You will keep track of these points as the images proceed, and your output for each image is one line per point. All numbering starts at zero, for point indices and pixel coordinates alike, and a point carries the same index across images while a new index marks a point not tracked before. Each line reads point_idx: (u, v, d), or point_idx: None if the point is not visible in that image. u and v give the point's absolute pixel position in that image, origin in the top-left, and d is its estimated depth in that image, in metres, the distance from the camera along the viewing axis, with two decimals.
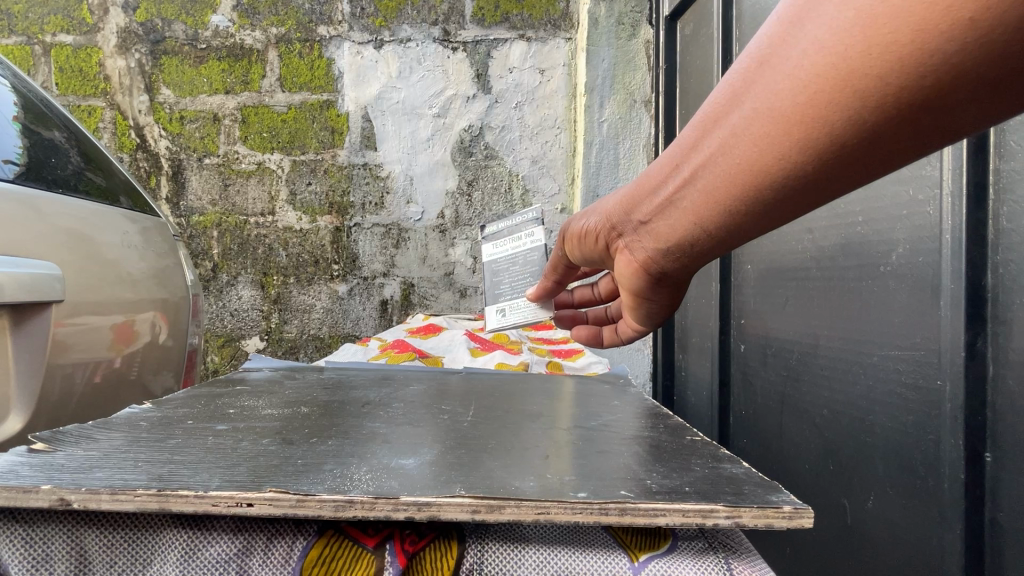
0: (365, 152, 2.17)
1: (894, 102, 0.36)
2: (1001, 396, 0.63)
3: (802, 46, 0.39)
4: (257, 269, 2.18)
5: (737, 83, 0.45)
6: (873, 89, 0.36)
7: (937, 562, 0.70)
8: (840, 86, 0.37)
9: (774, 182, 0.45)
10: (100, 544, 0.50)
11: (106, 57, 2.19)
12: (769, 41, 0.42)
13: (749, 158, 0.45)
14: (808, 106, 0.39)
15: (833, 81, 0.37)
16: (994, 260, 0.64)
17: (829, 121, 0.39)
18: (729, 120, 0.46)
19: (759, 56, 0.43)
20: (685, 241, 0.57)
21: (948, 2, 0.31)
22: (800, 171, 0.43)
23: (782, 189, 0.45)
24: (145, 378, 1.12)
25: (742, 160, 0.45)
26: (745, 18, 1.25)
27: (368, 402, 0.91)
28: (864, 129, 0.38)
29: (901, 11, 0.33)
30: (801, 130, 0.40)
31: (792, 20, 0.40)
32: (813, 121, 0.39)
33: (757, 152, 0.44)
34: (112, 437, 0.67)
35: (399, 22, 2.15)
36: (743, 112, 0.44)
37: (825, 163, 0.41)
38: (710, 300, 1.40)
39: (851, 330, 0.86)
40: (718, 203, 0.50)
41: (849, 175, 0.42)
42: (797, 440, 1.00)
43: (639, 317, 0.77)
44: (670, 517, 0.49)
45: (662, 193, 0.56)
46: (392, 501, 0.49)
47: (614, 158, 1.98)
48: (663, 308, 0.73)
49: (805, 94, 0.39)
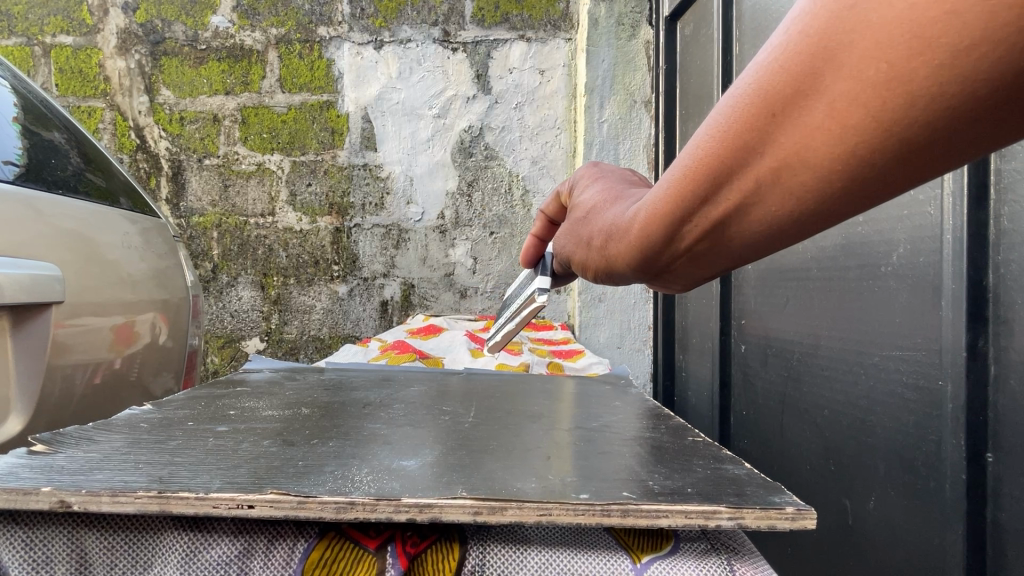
0: (365, 152, 2.17)
1: (950, 144, 0.29)
2: (1002, 397, 0.63)
3: (814, 104, 0.32)
4: (257, 270, 2.18)
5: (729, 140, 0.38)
6: (925, 138, 0.29)
7: (938, 563, 0.70)
8: (869, 145, 0.31)
9: (810, 227, 0.39)
10: (101, 546, 0.50)
11: (105, 58, 2.19)
12: (766, 86, 0.34)
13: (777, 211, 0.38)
14: (833, 166, 0.33)
15: (869, 136, 0.31)
16: (995, 260, 0.64)
17: (860, 179, 0.33)
18: (739, 176, 0.38)
19: (755, 109, 0.35)
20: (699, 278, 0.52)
21: (992, 53, 0.25)
22: (839, 213, 0.37)
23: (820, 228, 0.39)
24: (145, 379, 1.12)
25: (760, 216, 0.39)
26: (745, 18, 1.25)
27: (368, 403, 0.91)
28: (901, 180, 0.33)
29: (935, 62, 0.27)
30: (828, 188, 0.35)
31: (796, 62, 0.32)
32: (841, 180, 0.34)
33: (777, 209, 0.38)
34: (112, 438, 0.67)
35: (399, 23, 2.15)
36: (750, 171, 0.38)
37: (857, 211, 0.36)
38: (711, 300, 1.40)
39: (852, 331, 0.86)
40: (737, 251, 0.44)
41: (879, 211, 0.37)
42: (798, 441, 1.00)
43: None
44: (671, 519, 0.49)
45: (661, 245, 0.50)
46: (393, 503, 0.49)
47: (614, 158, 1.98)
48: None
49: (839, 148, 0.32)
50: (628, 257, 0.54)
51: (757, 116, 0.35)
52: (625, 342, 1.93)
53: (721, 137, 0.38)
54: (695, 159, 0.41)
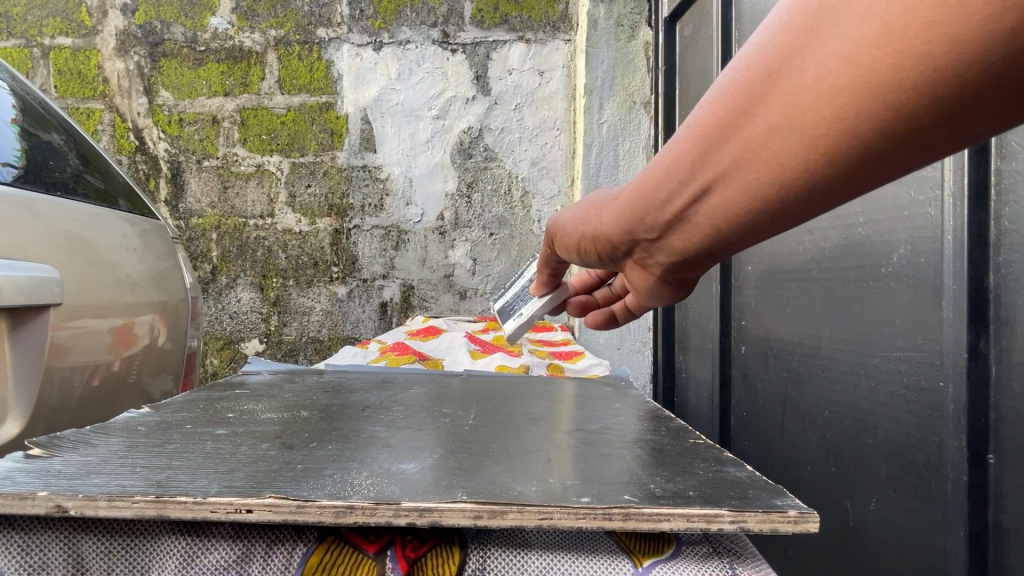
0: (365, 154, 2.17)
1: (936, 110, 0.31)
2: (1004, 398, 0.63)
3: (815, 61, 0.34)
4: (256, 271, 2.18)
5: (739, 96, 0.40)
6: (912, 101, 0.31)
7: (940, 565, 0.70)
8: (863, 102, 0.33)
9: (802, 193, 0.41)
10: (98, 550, 0.49)
11: (105, 59, 2.19)
12: (776, 46, 0.37)
13: (766, 171, 0.41)
14: (826, 124, 0.35)
15: (859, 94, 0.33)
16: (997, 261, 0.64)
17: (851, 139, 0.35)
18: (738, 132, 0.41)
19: (764, 67, 0.38)
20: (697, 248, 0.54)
21: (982, 14, 0.26)
22: (826, 181, 0.39)
23: (804, 198, 0.41)
24: (144, 381, 1.11)
25: (757, 176, 0.42)
26: (744, 20, 1.25)
27: (368, 406, 0.91)
28: (891, 144, 0.34)
29: (928, 23, 0.28)
30: (820, 147, 0.36)
31: (803, 22, 0.35)
32: (833, 140, 0.36)
33: (773, 168, 0.40)
34: (110, 442, 0.66)
35: (398, 24, 2.15)
36: (753, 127, 0.40)
37: (847, 179, 0.38)
38: (711, 301, 1.40)
39: (853, 332, 0.86)
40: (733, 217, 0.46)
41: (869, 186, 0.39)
42: (799, 442, 1.00)
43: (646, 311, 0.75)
44: (674, 522, 0.48)
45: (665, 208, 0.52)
46: (393, 507, 0.49)
47: (614, 159, 1.98)
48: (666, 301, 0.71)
49: (827, 105, 0.35)
50: (634, 220, 0.56)
51: (763, 73, 0.38)
52: (625, 343, 1.93)
53: (730, 94, 0.41)
54: (704, 118, 0.43)
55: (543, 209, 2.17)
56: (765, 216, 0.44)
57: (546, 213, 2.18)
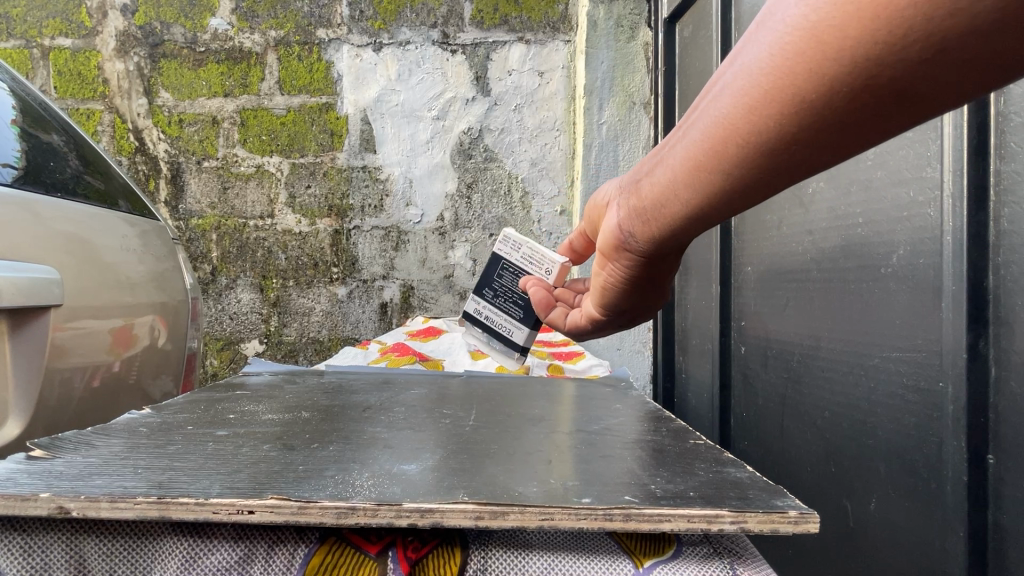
0: (364, 154, 2.17)
1: (866, 55, 0.35)
2: (1003, 398, 0.63)
3: (786, 12, 0.40)
4: (256, 272, 2.18)
5: (735, 47, 0.46)
6: (849, 43, 0.35)
7: (940, 565, 0.70)
8: (811, 42, 0.37)
9: (754, 142, 0.44)
10: (100, 552, 0.50)
11: (104, 60, 2.19)
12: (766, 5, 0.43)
13: (725, 115, 0.45)
14: (781, 64, 0.40)
15: (809, 37, 0.37)
16: (996, 262, 0.64)
17: (799, 82, 0.39)
18: (720, 80, 0.46)
19: (758, 21, 0.43)
20: (660, 207, 0.57)
21: None
22: (776, 131, 0.43)
23: (758, 149, 0.45)
24: (144, 382, 1.11)
25: (718, 119, 0.46)
26: (743, 20, 1.26)
27: (368, 406, 0.91)
28: (831, 89, 0.38)
29: None
30: (772, 88, 0.41)
31: None
32: (784, 82, 0.40)
33: (732, 111, 0.44)
34: (111, 443, 0.66)
35: (398, 25, 2.15)
36: (732, 72, 0.45)
37: (793, 129, 0.42)
38: (710, 302, 1.40)
39: (852, 332, 0.86)
40: (696, 168, 0.50)
41: (813, 147, 0.42)
42: (799, 442, 1.00)
43: (606, 300, 0.76)
44: (674, 523, 0.48)
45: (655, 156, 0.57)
46: (394, 508, 0.49)
47: (614, 159, 1.97)
48: (633, 291, 0.72)
49: (780, 45, 0.40)
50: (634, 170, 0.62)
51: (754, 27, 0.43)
52: (625, 344, 1.93)
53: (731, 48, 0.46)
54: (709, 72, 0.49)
55: (543, 210, 2.17)
56: (721, 165, 0.48)
57: (546, 213, 2.18)
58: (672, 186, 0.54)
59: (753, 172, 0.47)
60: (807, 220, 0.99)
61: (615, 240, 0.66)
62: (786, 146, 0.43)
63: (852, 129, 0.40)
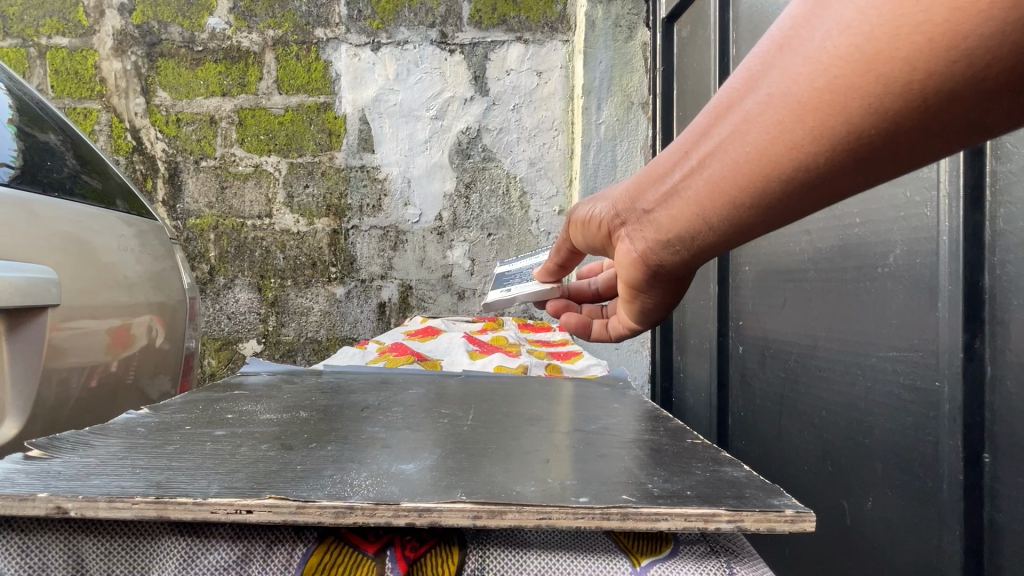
0: (363, 154, 2.17)
1: (927, 88, 0.34)
2: (999, 397, 0.63)
3: (820, 34, 0.38)
4: (254, 272, 2.18)
5: (755, 67, 0.44)
6: (903, 73, 0.34)
7: (937, 563, 0.70)
8: (862, 72, 0.35)
9: (793, 170, 0.43)
10: (97, 551, 0.49)
11: (101, 60, 2.19)
12: (792, 22, 0.41)
13: (764, 145, 0.43)
14: (822, 92, 0.38)
15: (856, 67, 0.36)
16: (992, 262, 0.64)
17: (847, 113, 0.37)
18: (742, 106, 0.44)
19: (780, 39, 0.41)
20: (688, 231, 0.55)
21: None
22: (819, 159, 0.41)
23: (798, 176, 0.43)
24: (141, 382, 1.11)
25: (753, 147, 0.44)
26: (741, 21, 1.26)
27: (367, 406, 0.91)
28: (882, 119, 0.36)
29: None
30: (815, 119, 0.39)
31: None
32: (829, 111, 0.38)
33: (768, 140, 0.43)
34: (109, 443, 0.66)
35: (396, 24, 2.15)
36: (757, 97, 0.43)
37: (835, 158, 0.40)
38: (709, 301, 1.40)
39: (850, 332, 0.86)
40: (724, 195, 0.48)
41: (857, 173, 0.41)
42: (797, 441, 1.00)
43: (632, 312, 0.75)
44: (671, 522, 0.49)
45: (670, 180, 0.55)
46: (392, 507, 0.49)
47: (612, 159, 1.97)
48: (661, 303, 0.71)
49: (824, 76, 0.38)
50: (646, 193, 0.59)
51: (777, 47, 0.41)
52: (623, 344, 1.93)
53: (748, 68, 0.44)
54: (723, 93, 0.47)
55: (541, 209, 2.18)
56: (757, 192, 0.46)
57: (544, 213, 2.18)
58: (700, 214, 0.52)
59: (791, 199, 0.45)
60: (805, 220, 0.99)
61: (638, 265, 0.64)
62: (828, 176, 0.42)
63: (901, 158, 0.39)
